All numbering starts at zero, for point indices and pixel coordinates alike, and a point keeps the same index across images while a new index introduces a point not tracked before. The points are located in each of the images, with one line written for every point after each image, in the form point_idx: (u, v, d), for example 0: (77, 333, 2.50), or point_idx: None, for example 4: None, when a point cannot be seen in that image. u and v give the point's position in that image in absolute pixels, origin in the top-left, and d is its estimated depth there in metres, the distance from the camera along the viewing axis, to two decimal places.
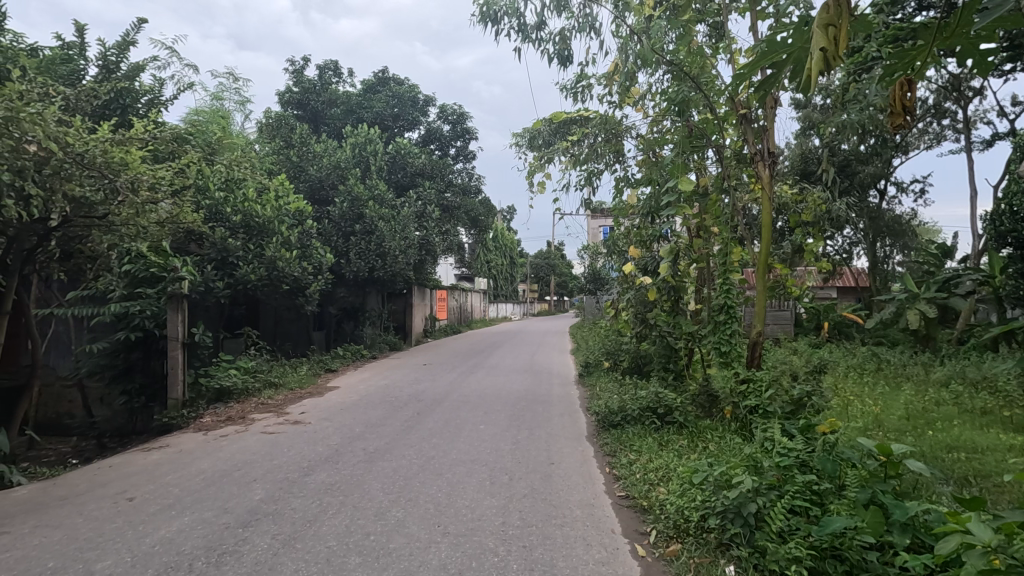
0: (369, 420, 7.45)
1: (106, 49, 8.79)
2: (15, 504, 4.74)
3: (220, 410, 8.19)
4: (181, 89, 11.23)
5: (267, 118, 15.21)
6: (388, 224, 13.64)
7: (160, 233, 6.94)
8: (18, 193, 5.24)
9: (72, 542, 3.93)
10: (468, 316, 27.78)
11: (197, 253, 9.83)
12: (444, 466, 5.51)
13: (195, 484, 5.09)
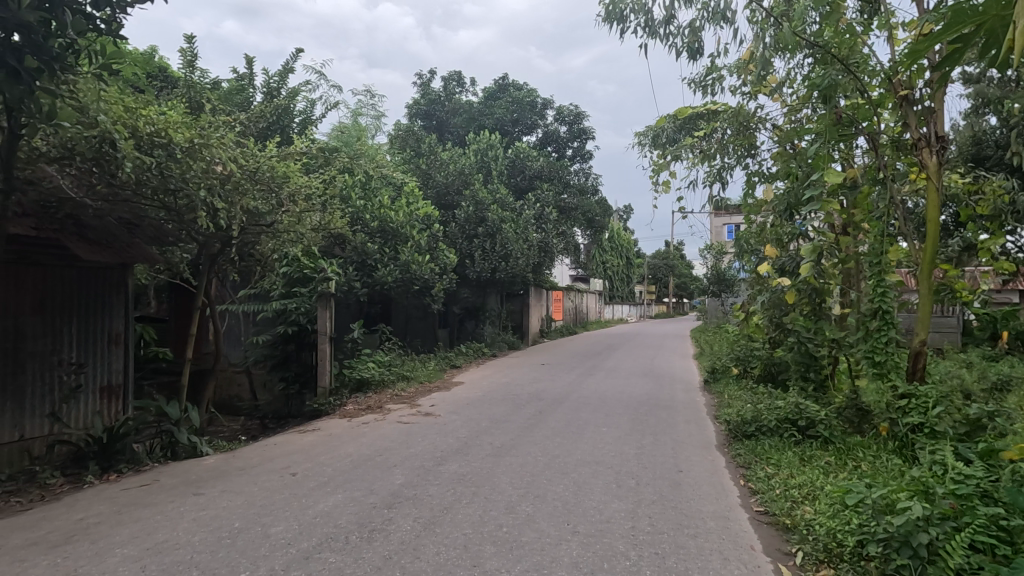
0: (493, 415, 7.73)
1: (270, 78, 10.00)
2: (205, 471, 5.58)
3: (360, 399, 8.98)
4: (327, 108, 12.45)
5: (398, 130, 16.39)
6: (508, 226, 14.02)
7: (314, 239, 7.75)
8: (208, 207, 6.06)
9: (251, 507, 4.54)
10: (583, 317, 27.71)
11: (341, 256, 10.85)
12: (569, 465, 5.55)
13: (345, 465, 5.63)
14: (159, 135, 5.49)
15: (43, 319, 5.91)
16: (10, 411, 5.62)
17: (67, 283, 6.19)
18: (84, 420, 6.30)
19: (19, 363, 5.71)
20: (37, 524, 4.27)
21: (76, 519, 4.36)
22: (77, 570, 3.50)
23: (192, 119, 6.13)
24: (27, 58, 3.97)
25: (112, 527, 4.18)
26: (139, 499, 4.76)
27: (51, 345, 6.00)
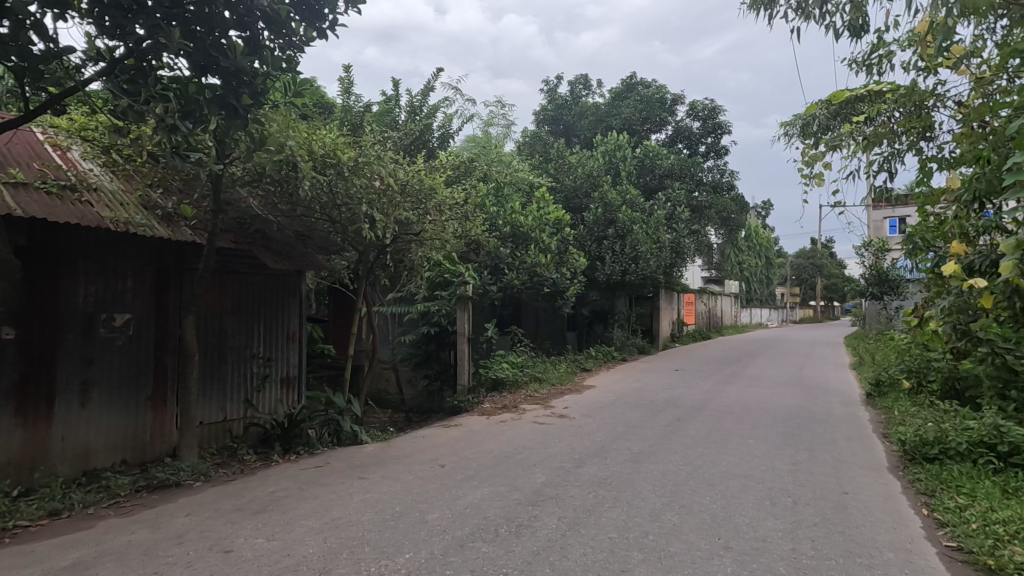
0: (629, 420, 7.61)
1: (413, 97, 10.78)
2: (367, 457, 6.18)
3: (496, 398, 9.34)
4: (462, 120, 13.12)
5: (527, 137, 16.80)
6: (639, 228, 13.74)
7: (456, 245, 8.23)
8: (368, 219, 6.71)
9: (409, 494, 4.94)
10: (717, 321, 26.15)
11: (476, 261, 11.37)
12: (715, 477, 5.28)
13: (487, 461, 5.89)
14: (330, 156, 6.24)
15: (240, 318, 6.94)
16: (217, 395, 6.69)
17: (257, 287, 7.14)
18: (269, 406, 7.30)
19: (223, 355, 6.77)
20: (240, 493, 5.03)
21: (269, 492, 5.07)
22: (274, 535, 4.07)
23: (355, 140, 6.84)
24: (245, 97, 4.73)
25: (297, 500, 4.80)
26: (316, 479, 5.41)
27: (245, 340, 6.99)
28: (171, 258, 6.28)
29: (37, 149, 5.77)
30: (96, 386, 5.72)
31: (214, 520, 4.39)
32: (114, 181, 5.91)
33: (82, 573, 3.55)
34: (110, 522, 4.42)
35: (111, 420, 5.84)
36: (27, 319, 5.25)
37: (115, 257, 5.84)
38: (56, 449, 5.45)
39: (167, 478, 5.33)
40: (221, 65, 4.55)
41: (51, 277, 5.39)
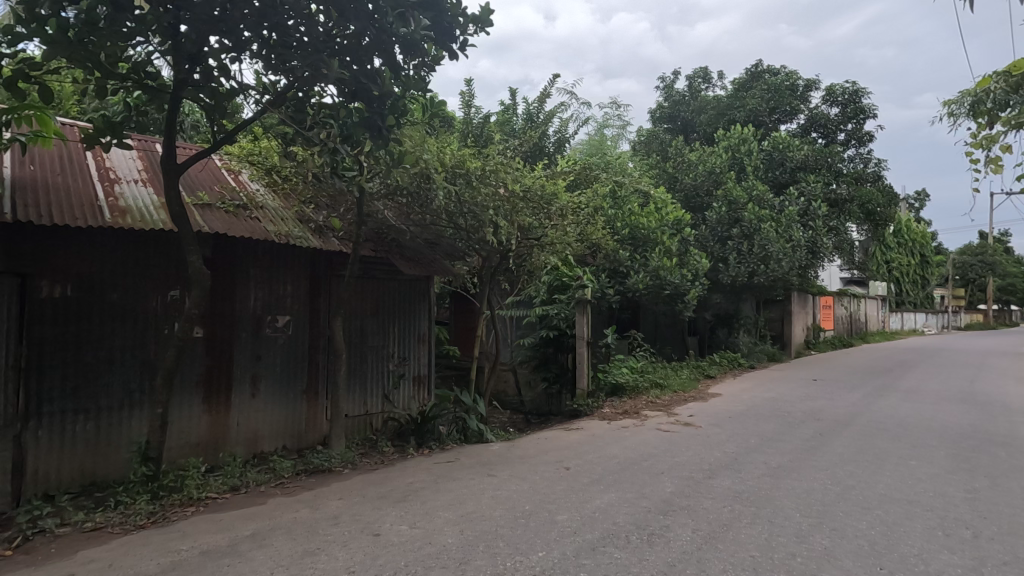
0: (763, 432, 7.10)
1: (530, 104, 10.99)
2: (494, 455, 6.40)
3: (616, 403, 9.21)
4: (578, 124, 13.14)
5: (644, 136, 16.42)
6: (768, 226, 12.82)
7: (576, 248, 8.26)
8: (493, 225, 6.96)
9: (537, 494, 5.03)
10: (860, 327, 23.56)
11: (594, 264, 11.30)
12: (871, 500, 4.77)
13: (613, 466, 5.82)
14: (460, 167, 6.57)
15: (379, 320, 7.53)
16: (360, 391, 7.32)
17: (393, 291, 7.69)
18: (404, 403, 7.83)
19: (364, 354, 7.38)
20: (383, 482, 5.45)
21: (408, 482, 5.45)
22: (415, 523, 4.36)
23: (479, 151, 7.12)
24: (389, 117, 5.16)
25: (433, 492, 5.10)
26: (448, 473, 5.70)
27: (383, 341, 7.56)
28: (322, 266, 6.98)
29: (217, 174, 6.70)
30: (263, 378, 6.52)
31: (363, 505, 4.81)
32: (276, 199, 6.69)
33: (260, 542, 4.07)
34: (278, 500, 5.02)
35: (275, 409, 6.61)
36: (211, 320, 6.12)
37: (278, 266, 6.62)
38: (233, 432, 6.29)
39: (321, 464, 5.94)
40: (371, 90, 5.05)
41: (229, 284, 6.24)
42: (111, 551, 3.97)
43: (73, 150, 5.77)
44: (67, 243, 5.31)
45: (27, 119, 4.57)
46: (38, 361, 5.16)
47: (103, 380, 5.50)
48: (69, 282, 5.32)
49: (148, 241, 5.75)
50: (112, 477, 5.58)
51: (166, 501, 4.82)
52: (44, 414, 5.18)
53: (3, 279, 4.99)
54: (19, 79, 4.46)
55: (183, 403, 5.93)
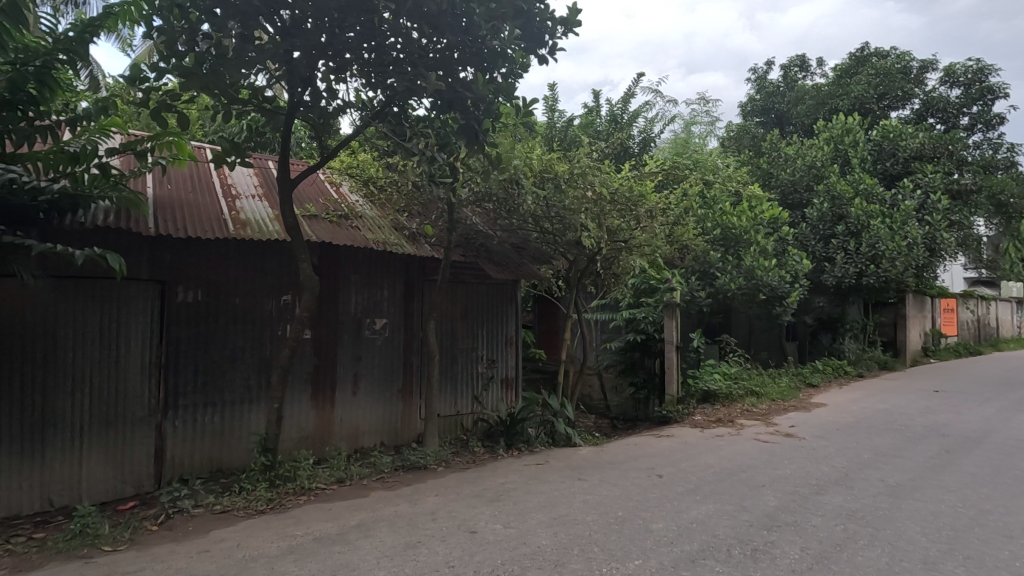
0: (878, 447, 6.52)
1: (614, 105, 10.85)
2: (583, 460, 6.37)
3: (709, 411, 8.86)
4: (664, 122, 12.80)
5: (734, 132, 15.70)
6: (879, 222, 11.81)
7: (666, 250, 8.04)
8: (582, 228, 6.96)
9: (629, 500, 4.95)
10: (990, 333, 21.01)
11: (683, 267, 10.95)
12: (1014, 528, 4.24)
13: (709, 476, 5.60)
14: (547, 172, 6.67)
15: (469, 323, 7.74)
16: (452, 392, 7.56)
17: (482, 295, 7.88)
18: (493, 404, 8.00)
19: (455, 356, 7.61)
20: (476, 481, 5.60)
21: (500, 482, 5.56)
22: (509, 523, 4.44)
23: (566, 155, 7.17)
24: (485, 124, 5.36)
25: (525, 494, 5.16)
26: (539, 476, 5.75)
27: (472, 344, 7.77)
28: (415, 271, 7.30)
29: (321, 187, 7.20)
30: (363, 378, 6.91)
31: (459, 503, 4.97)
32: (374, 209, 7.09)
33: (366, 532, 4.33)
34: (380, 493, 5.30)
35: (373, 407, 6.99)
36: (318, 323, 6.58)
37: (376, 272, 7.00)
38: (337, 428, 6.72)
39: (417, 461, 6.20)
40: (466, 97, 5.24)
41: (334, 289, 6.68)
42: (238, 532, 4.38)
43: (202, 171, 6.43)
44: (199, 253, 5.92)
45: (167, 144, 5.19)
46: (175, 359, 5.79)
47: (227, 377, 6.08)
48: (200, 288, 5.92)
49: (264, 250, 6.28)
50: (235, 465, 6.15)
51: (281, 490, 5.24)
52: (179, 406, 5.81)
53: (147, 285, 5.64)
54: (161, 109, 5.04)
55: (294, 399, 6.41)
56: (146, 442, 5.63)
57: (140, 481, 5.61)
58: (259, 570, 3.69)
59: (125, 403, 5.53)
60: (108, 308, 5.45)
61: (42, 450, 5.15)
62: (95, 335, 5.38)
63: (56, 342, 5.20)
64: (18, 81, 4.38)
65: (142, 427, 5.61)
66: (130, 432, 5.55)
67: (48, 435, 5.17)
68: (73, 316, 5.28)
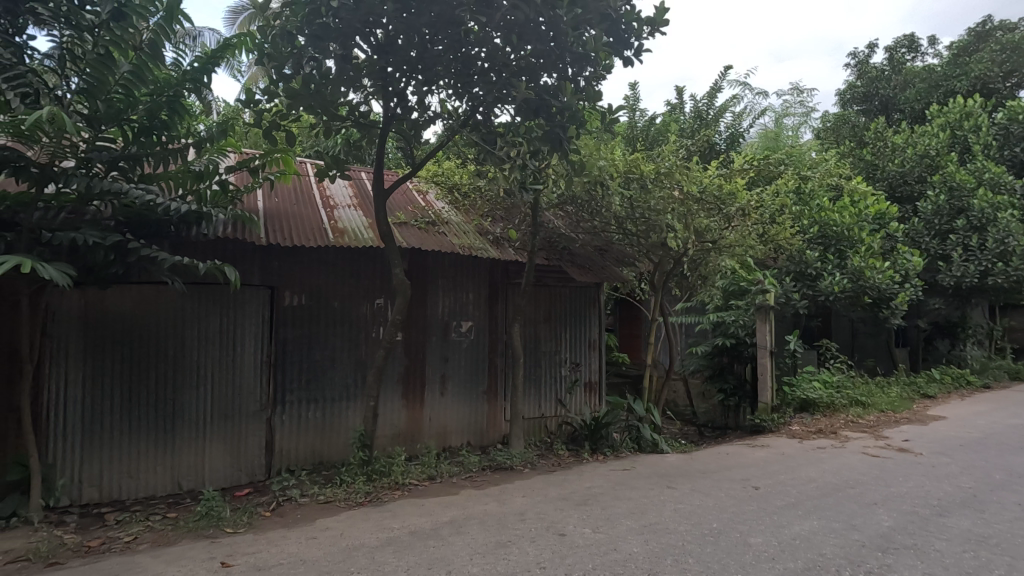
0: (1013, 466, 5.83)
1: (699, 101, 10.46)
2: (672, 467, 6.19)
3: (808, 421, 8.32)
4: (753, 116, 12.17)
5: (832, 122, 14.67)
6: (1007, 215, 10.58)
7: (759, 249, 7.64)
8: (669, 229, 6.78)
9: (724, 511, 4.76)
10: None
11: (776, 267, 10.36)
12: None
13: (811, 491, 5.25)
14: (632, 172, 6.58)
15: (553, 326, 7.77)
16: (536, 394, 7.61)
17: (564, 298, 7.87)
18: (577, 408, 7.97)
19: (538, 359, 7.66)
20: (562, 484, 5.60)
21: (586, 486, 5.52)
22: (598, 528, 4.40)
23: (652, 154, 7.02)
24: (571, 128, 5.40)
25: (613, 499, 5.09)
26: (626, 482, 5.65)
27: (555, 346, 7.78)
28: (499, 275, 7.45)
29: (409, 195, 7.50)
30: (451, 379, 7.13)
31: (546, 505, 4.99)
32: (459, 215, 7.31)
33: (457, 529, 4.46)
34: (469, 492, 5.44)
35: (461, 407, 7.19)
36: (408, 326, 6.86)
37: (462, 276, 7.20)
38: (427, 426, 6.97)
39: (504, 461, 6.31)
40: (552, 104, 5.33)
41: (423, 293, 6.95)
42: (341, 522, 4.66)
43: (303, 184, 6.93)
44: (302, 261, 6.37)
45: (276, 160, 5.63)
46: (282, 358, 6.27)
47: (327, 375, 6.49)
48: (304, 292, 6.38)
49: (360, 257, 6.66)
50: (334, 458, 6.54)
51: (378, 483, 5.53)
52: (286, 402, 6.28)
53: (259, 290, 6.15)
54: (271, 129, 5.50)
55: (388, 398, 6.71)
56: (258, 434, 6.14)
57: (253, 470, 6.12)
58: (361, 558, 3.91)
59: (240, 397, 6.05)
60: (226, 311, 5.99)
61: (172, 438, 5.74)
62: (215, 336, 5.94)
63: (184, 341, 5.79)
64: (154, 110, 4.93)
65: (255, 420, 6.12)
66: (244, 425, 6.07)
67: (177, 426, 5.76)
68: (198, 318, 5.86)
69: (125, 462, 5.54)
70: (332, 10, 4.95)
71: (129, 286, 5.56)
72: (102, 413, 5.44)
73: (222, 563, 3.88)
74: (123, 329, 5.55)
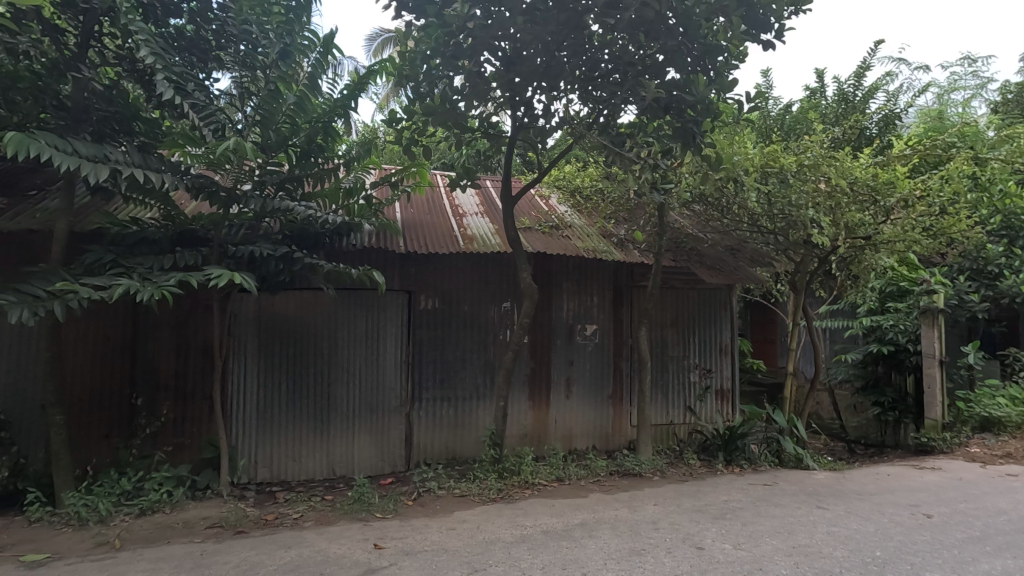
0: None
1: (843, 83, 9.47)
2: (821, 486, 5.65)
3: (992, 443, 7.15)
4: (911, 94, 10.75)
5: (1016, 92, 12.50)
6: None
7: (926, 245, 6.73)
8: (814, 226, 6.23)
9: (889, 539, 4.25)
10: None
11: (945, 264, 9.07)
12: None
13: (1003, 524, 4.50)
14: (771, 166, 6.15)
15: (681, 330, 7.48)
16: (664, 400, 7.37)
17: (692, 301, 7.54)
18: (709, 416, 7.58)
19: (666, 364, 7.41)
20: (697, 495, 5.36)
21: (724, 499, 5.23)
22: (740, 544, 4.15)
23: (792, 146, 6.51)
24: (704, 123, 5.18)
25: (755, 515, 4.78)
26: (769, 497, 5.27)
27: (684, 351, 7.48)
28: (623, 278, 7.35)
29: (533, 200, 7.63)
30: (576, 381, 7.15)
31: (681, 515, 4.81)
32: (582, 218, 7.33)
33: (590, 532, 4.45)
34: (598, 496, 5.41)
35: (586, 411, 7.18)
36: (535, 328, 6.99)
37: (586, 279, 7.20)
38: (552, 429, 7.05)
39: (632, 468, 6.19)
40: (682, 101, 5.15)
41: (548, 297, 7.05)
42: (476, 516, 4.87)
43: (436, 195, 7.38)
44: (436, 267, 6.78)
45: (413, 174, 5.93)
46: (419, 358, 6.71)
47: (459, 375, 6.83)
48: (437, 297, 6.78)
49: (488, 263, 6.94)
50: (466, 455, 6.86)
51: (509, 481, 5.70)
52: (423, 399, 6.71)
53: (398, 295, 6.64)
54: (410, 145, 5.91)
55: (515, 399, 6.89)
56: (399, 428, 6.62)
57: (394, 461, 6.61)
58: (498, 552, 4.06)
59: (383, 393, 6.58)
60: (371, 314, 6.55)
61: (328, 428, 6.39)
62: (362, 336, 6.52)
63: (336, 341, 6.43)
64: (312, 134, 5.52)
65: (396, 415, 6.61)
66: (387, 419, 6.58)
67: (331, 417, 6.40)
68: (347, 321, 6.47)
69: (291, 447, 6.27)
70: (465, 29, 5.10)
71: (292, 292, 6.29)
72: (272, 404, 6.22)
73: (376, 545, 4.24)
74: (288, 330, 6.29)
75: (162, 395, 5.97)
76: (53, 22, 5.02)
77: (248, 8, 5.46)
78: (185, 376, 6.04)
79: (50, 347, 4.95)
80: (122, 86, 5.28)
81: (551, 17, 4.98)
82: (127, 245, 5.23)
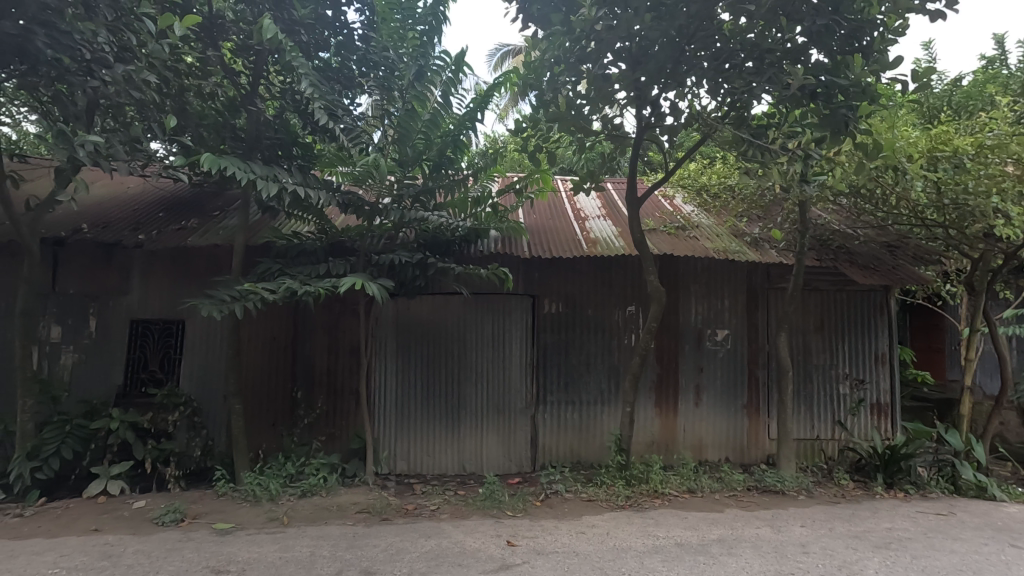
0: None
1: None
2: (1015, 521, 4.82)
3: None
4: None
5: None
6: None
7: None
8: (1000, 215, 5.35)
9: None
10: None
11: None
12: None
13: None
14: (941, 149, 5.40)
15: (827, 335, 6.80)
16: (808, 413, 6.74)
17: (840, 304, 6.83)
18: (863, 433, 6.81)
19: (810, 373, 6.78)
20: (853, 519, 4.83)
21: (886, 527, 4.65)
22: None
23: (969, 124, 5.67)
24: (859, 107, 4.70)
25: (928, 548, 4.20)
26: (944, 529, 4.61)
27: (831, 359, 6.80)
28: (759, 279, 6.87)
29: (658, 200, 7.42)
30: (707, 389, 6.80)
31: (835, 540, 4.36)
32: (710, 217, 7.00)
33: (729, 549, 4.21)
34: (736, 512, 5.09)
35: (718, 420, 6.80)
36: (662, 333, 6.76)
37: (716, 281, 6.84)
38: (682, 437, 6.75)
39: (773, 485, 5.73)
40: (831, 86, 4.72)
41: (675, 300, 6.79)
42: (606, 522, 4.81)
43: (558, 200, 7.47)
44: (559, 271, 6.84)
45: (537, 180, 5.95)
46: (544, 361, 6.80)
47: (583, 379, 6.82)
48: (561, 300, 6.84)
49: (611, 265, 6.87)
50: (591, 459, 6.81)
51: (637, 489, 5.55)
52: (548, 402, 6.79)
53: (523, 299, 6.79)
54: (535, 151, 5.97)
55: (642, 405, 6.71)
56: (525, 429, 6.76)
57: (521, 461, 6.75)
58: (632, 561, 3.98)
59: (510, 395, 6.76)
60: (498, 317, 6.77)
61: (458, 426, 6.70)
62: (489, 339, 6.75)
63: (466, 343, 6.73)
64: (443, 148, 5.83)
65: (522, 416, 6.76)
66: (513, 419, 6.75)
67: (461, 416, 6.70)
68: (476, 324, 6.74)
69: (426, 442, 6.66)
70: (592, 33, 5.08)
71: (426, 297, 6.70)
72: (409, 401, 6.66)
73: (509, 542, 4.36)
74: (423, 332, 6.70)
75: (317, 389, 6.66)
76: (232, 65, 5.81)
77: (387, 37, 5.96)
78: (336, 372, 6.69)
79: (232, 345, 5.73)
80: (284, 116, 5.96)
81: (679, 11, 4.81)
82: (290, 256, 5.91)
